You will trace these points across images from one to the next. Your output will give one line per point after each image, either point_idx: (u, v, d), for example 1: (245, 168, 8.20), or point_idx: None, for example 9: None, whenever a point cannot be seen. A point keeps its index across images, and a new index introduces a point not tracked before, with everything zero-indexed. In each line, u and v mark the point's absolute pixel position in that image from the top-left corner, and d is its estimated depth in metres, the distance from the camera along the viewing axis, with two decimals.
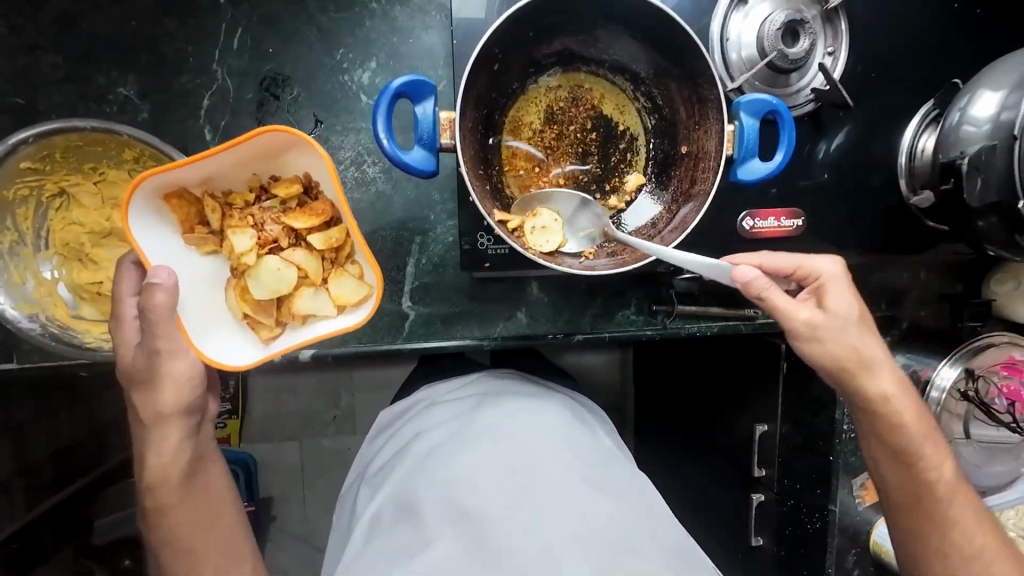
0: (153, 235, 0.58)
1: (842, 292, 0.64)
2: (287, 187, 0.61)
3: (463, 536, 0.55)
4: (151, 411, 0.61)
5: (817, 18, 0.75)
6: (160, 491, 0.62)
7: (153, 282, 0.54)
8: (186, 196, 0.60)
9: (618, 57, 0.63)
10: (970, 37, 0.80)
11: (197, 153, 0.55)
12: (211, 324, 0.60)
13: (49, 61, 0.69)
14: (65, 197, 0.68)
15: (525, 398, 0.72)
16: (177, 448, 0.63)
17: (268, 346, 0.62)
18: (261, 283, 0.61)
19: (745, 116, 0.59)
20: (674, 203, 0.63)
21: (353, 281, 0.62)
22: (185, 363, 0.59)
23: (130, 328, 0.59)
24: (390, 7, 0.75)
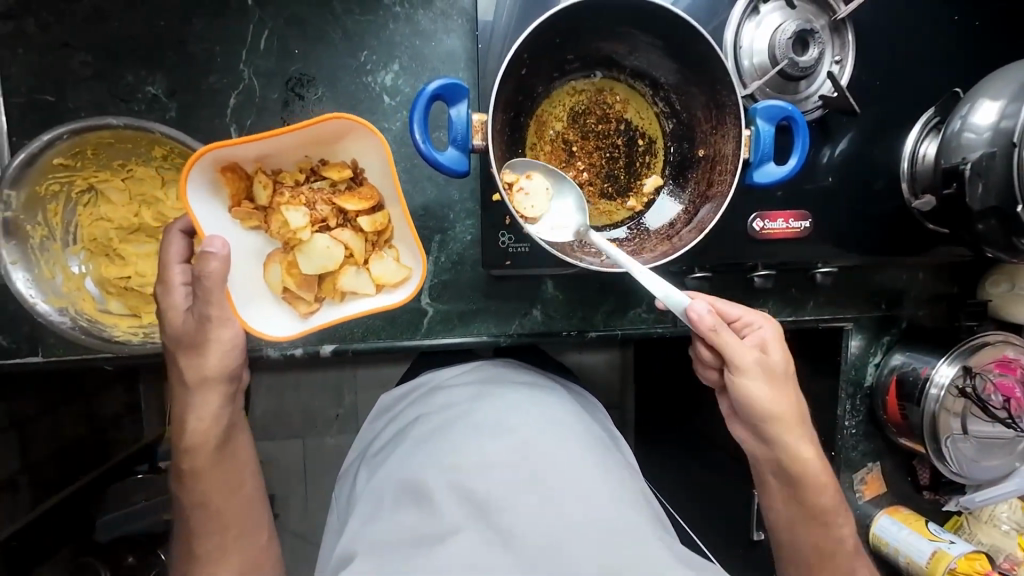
0: (207, 206, 0.59)
1: (769, 345, 0.69)
2: (338, 171, 0.64)
3: (469, 515, 0.56)
4: (196, 374, 0.62)
5: (826, 28, 0.78)
6: (198, 454, 0.63)
7: (207, 251, 0.55)
8: (239, 171, 0.61)
9: (639, 63, 0.65)
10: (968, 47, 0.83)
11: (263, 132, 0.57)
12: (252, 299, 0.62)
13: (79, 59, 0.70)
14: (93, 193, 0.70)
15: (527, 388, 0.74)
16: (216, 413, 0.64)
17: (306, 320, 0.65)
18: (310, 259, 0.63)
19: (761, 121, 0.62)
20: (692, 205, 0.65)
21: (394, 263, 0.65)
22: (231, 330, 0.61)
23: (179, 294, 0.61)
24: (413, 11, 0.77)
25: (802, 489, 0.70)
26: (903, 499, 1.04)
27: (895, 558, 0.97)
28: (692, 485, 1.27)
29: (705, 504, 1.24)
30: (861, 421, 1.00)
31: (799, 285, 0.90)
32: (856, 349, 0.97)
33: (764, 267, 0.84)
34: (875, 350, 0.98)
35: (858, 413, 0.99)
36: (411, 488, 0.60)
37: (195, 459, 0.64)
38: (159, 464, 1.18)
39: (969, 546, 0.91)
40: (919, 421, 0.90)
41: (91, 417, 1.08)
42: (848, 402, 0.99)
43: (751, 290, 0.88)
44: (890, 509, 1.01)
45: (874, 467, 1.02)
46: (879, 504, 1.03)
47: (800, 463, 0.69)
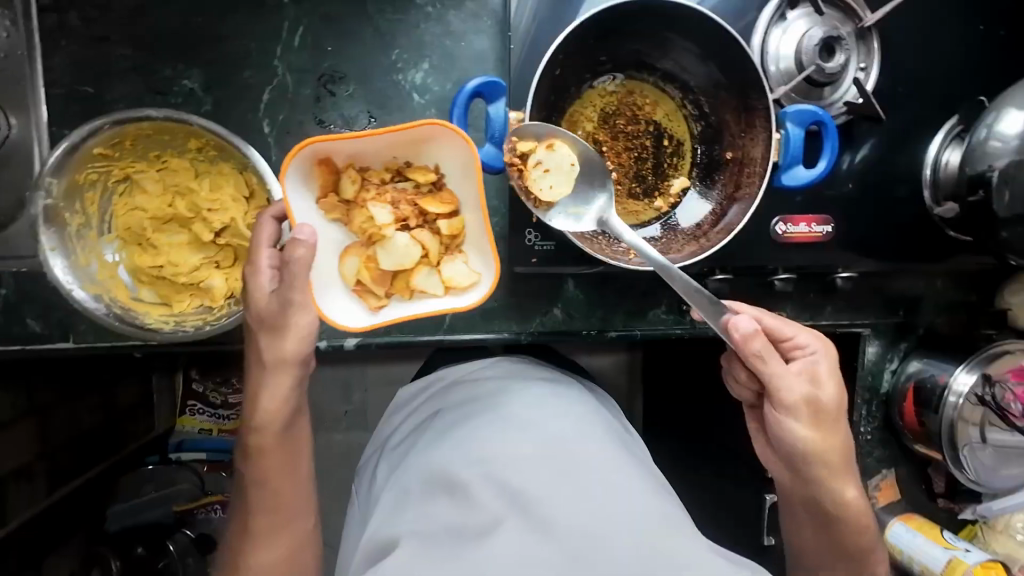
0: (298, 194, 0.60)
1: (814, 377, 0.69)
2: (422, 173, 0.64)
3: (506, 506, 0.56)
4: (273, 356, 0.62)
5: (851, 35, 0.79)
6: (265, 434, 0.64)
7: (297, 238, 0.56)
8: (331, 165, 0.63)
9: (669, 66, 0.66)
10: (992, 56, 0.84)
11: (363, 129, 0.58)
12: (329, 288, 0.63)
13: (119, 53, 0.72)
14: (129, 184, 0.71)
15: (548, 385, 0.75)
16: (287, 396, 0.65)
17: (374, 315, 0.65)
18: (390, 255, 0.64)
19: (791, 125, 0.62)
20: (719, 207, 0.66)
21: (465, 266, 0.65)
22: (308, 317, 0.61)
23: (264, 276, 0.61)
24: (444, 11, 0.78)
25: (838, 523, 0.71)
26: (917, 506, 1.03)
27: (909, 565, 0.97)
28: (703, 489, 1.27)
29: (715, 508, 1.24)
30: (877, 428, 1.00)
31: (817, 290, 0.91)
32: (873, 355, 0.97)
33: (785, 271, 0.84)
34: (892, 357, 0.98)
35: (874, 419, 1.00)
36: (444, 481, 0.60)
37: (261, 437, 0.65)
38: (169, 457, 1.21)
39: (985, 555, 0.90)
40: (938, 427, 0.90)
41: (108, 407, 1.09)
42: (864, 407, 0.99)
43: (771, 294, 0.89)
44: (904, 516, 1.01)
45: (888, 474, 1.02)
46: (894, 511, 1.02)
47: (843, 506, 0.70)
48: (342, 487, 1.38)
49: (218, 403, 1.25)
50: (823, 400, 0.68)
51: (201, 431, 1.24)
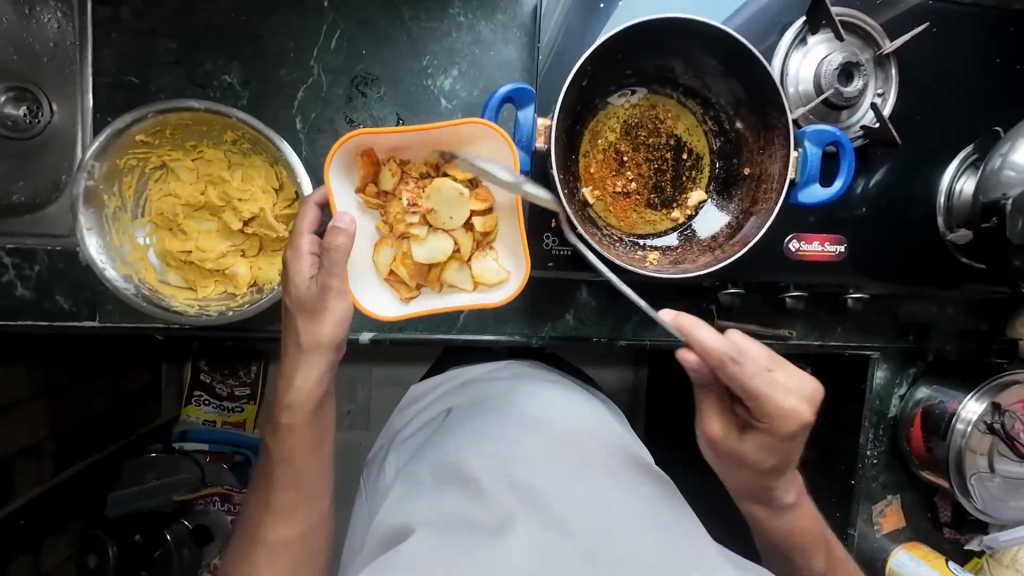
0: (340, 183, 0.62)
1: (786, 442, 0.67)
2: (462, 170, 0.65)
3: (518, 501, 0.57)
4: (310, 339, 0.65)
5: (870, 61, 0.81)
6: (296, 413, 0.66)
7: (336, 226, 0.59)
8: (373, 156, 0.64)
9: (692, 82, 0.68)
10: (1008, 89, 0.86)
11: (406, 126, 0.59)
12: (363, 276, 0.65)
13: (165, 46, 0.75)
14: (165, 170, 0.74)
15: (559, 387, 0.76)
16: (319, 379, 0.67)
17: (406, 305, 0.66)
18: (425, 249, 0.65)
19: (809, 144, 0.64)
20: (735, 220, 0.68)
21: (496, 263, 0.66)
22: (343, 304, 0.64)
23: (305, 262, 0.63)
24: (475, 22, 0.81)
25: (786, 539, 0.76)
26: (921, 535, 1.02)
27: None
28: (703, 507, 1.26)
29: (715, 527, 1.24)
30: (883, 451, 1.00)
31: (827, 310, 0.91)
32: (881, 379, 0.97)
33: (796, 288, 0.86)
34: (900, 381, 0.98)
35: (880, 442, 1.00)
36: (455, 474, 0.61)
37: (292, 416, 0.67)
38: (173, 446, 1.24)
39: None
40: (945, 454, 0.90)
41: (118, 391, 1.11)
42: (871, 430, 0.99)
43: (781, 311, 0.90)
44: (908, 544, 1.00)
45: (893, 500, 1.01)
46: (898, 539, 1.01)
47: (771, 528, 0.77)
48: (342, 486, 1.38)
49: (223, 395, 1.26)
50: (775, 461, 0.70)
51: (205, 422, 1.26)
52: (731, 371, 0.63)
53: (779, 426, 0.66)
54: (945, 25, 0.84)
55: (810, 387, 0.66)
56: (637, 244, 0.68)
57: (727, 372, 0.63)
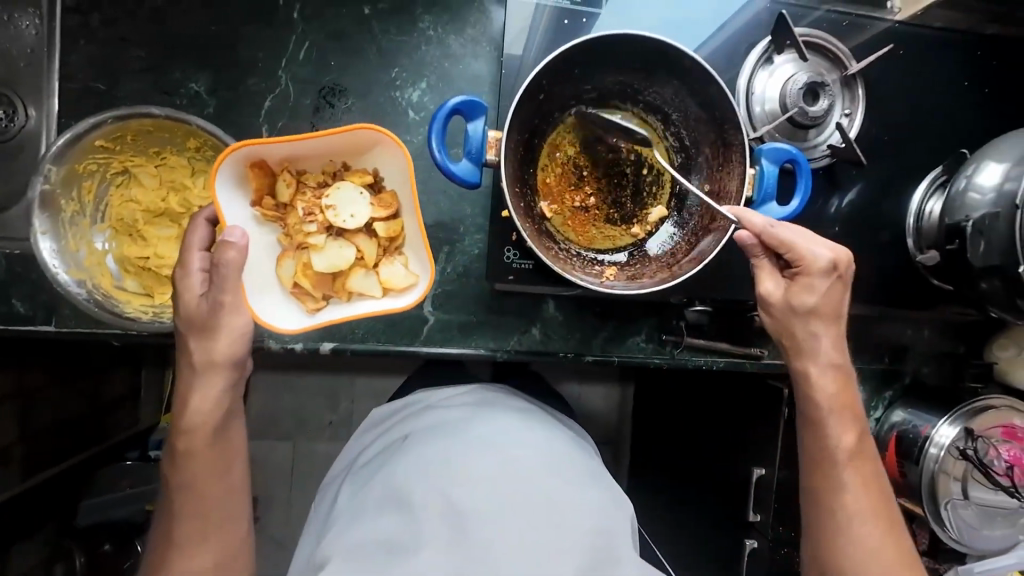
0: (232, 200, 0.65)
1: (824, 286, 0.67)
2: (359, 177, 0.69)
3: (453, 535, 0.58)
4: (203, 357, 0.66)
5: (837, 81, 0.81)
6: (195, 436, 0.67)
7: (228, 240, 0.60)
8: (267, 167, 0.67)
9: (652, 98, 0.68)
10: (979, 113, 0.85)
11: (294, 135, 0.63)
12: (264, 289, 0.68)
13: (134, 54, 0.76)
14: (127, 176, 0.74)
15: (519, 412, 0.75)
16: (218, 396, 0.68)
17: (312, 316, 0.69)
18: (324, 257, 0.68)
19: (767, 162, 0.64)
20: (693, 236, 0.67)
21: (403, 268, 0.69)
22: (241, 318, 0.66)
23: (195, 279, 0.65)
24: (445, 36, 0.82)
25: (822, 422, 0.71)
26: None
27: None
28: (682, 529, 1.23)
29: (694, 550, 1.20)
30: None
31: None
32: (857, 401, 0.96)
33: None
34: (877, 404, 0.96)
35: None
36: (392, 498, 0.62)
37: (191, 440, 0.68)
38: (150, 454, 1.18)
39: None
40: (919, 480, 0.87)
41: (95, 395, 1.10)
42: None
43: (750, 329, 0.90)
44: None
45: None
46: None
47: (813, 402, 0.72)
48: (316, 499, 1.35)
49: None
50: (819, 306, 0.68)
51: None
52: (775, 232, 0.62)
53: (837, 367, 0.71)
54: (914, 48, 0.84)
55: (835, 247, 0.66)
56: (592, 258, 0.68)
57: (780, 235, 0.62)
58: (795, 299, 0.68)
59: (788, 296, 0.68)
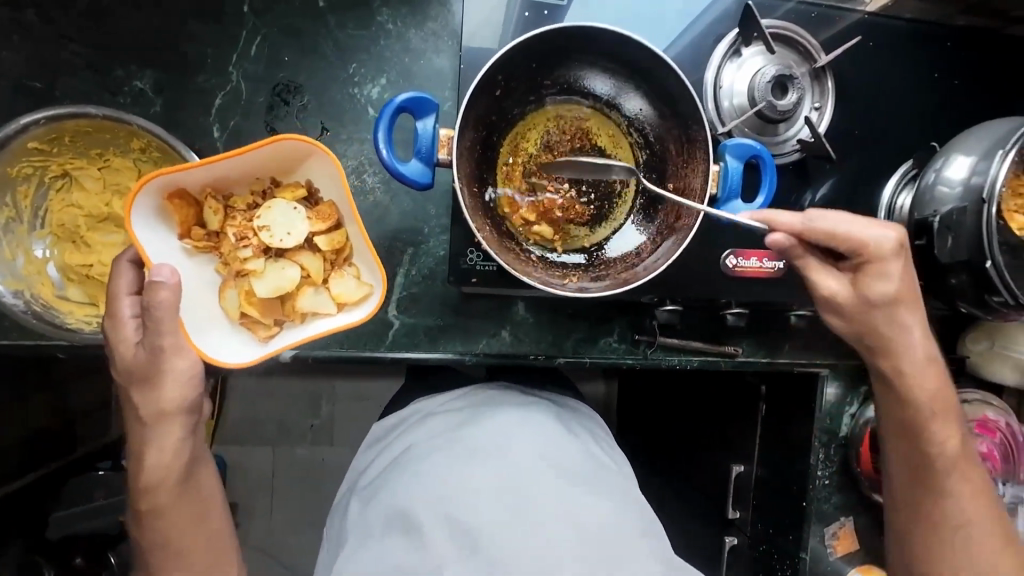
0: (156, 236, 0.63)
1: (896, 267, 0.66)
2: (291, 192, 0.68)
3: (460, 549, 0.59)
4: (153, 409, 0.65)
5: (807, 74, 0.79)
6: (159, 491, 0.66)
7: (157, 281, 0.58)
8: (187, 197, 0.65)
9: (615, 93, 0.65)
10: (949, 105, 0.84)
11: (208, 157, 0.61)
12: (206, 325, 0.66)
13: (72, 51, 0.72)
14: (67, 180, 0.70)
15: (517, 410, 0.74)
16: (177, 446, 0.67)
17: (266, 344, 0.68)
18: (266, 282, 0.67)
19: (731, 158, 0.62)
20: (659, 236, 0.65)
21: (353, 281, 0.68)
22: (187, 360, 0.64)
23: (129, 327, 0.62)
24: (405, 30, 0.79)
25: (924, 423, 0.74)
26: (876, 558, 0.99)
27: None
28: (665, 528, 1.22)
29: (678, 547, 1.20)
30: (834, 472, 0.97)
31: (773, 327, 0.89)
32: (832, 397, 0.96)
33: (737, 305, 0.84)
34: (851, 400, 0.96)
35: (831, 463, 0.97)
36: (399, 516, 0.62)
37: (155, 496, 0.68)
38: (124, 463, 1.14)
39: None
40: None
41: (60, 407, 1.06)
42: (822, 451, 0.96)
43: (723, 327, 0.88)
44: (863, 567, 0.97)
45: (847, 522, 0.98)
46: (852, 561, 0.99)
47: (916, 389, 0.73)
48: (293, 508, 1.32)
49: None
50: (897, 292, 0.67)
51: None
52: (817, 226, 0.62)
53: (930, 359, 0.73)
54: (885, 41, 0.83)
55: (897, 229, 0.65)
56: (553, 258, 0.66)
57: (819, 228, 0.62)
58: (867, 290, 0.67)
59: (858, 289, 0.67)
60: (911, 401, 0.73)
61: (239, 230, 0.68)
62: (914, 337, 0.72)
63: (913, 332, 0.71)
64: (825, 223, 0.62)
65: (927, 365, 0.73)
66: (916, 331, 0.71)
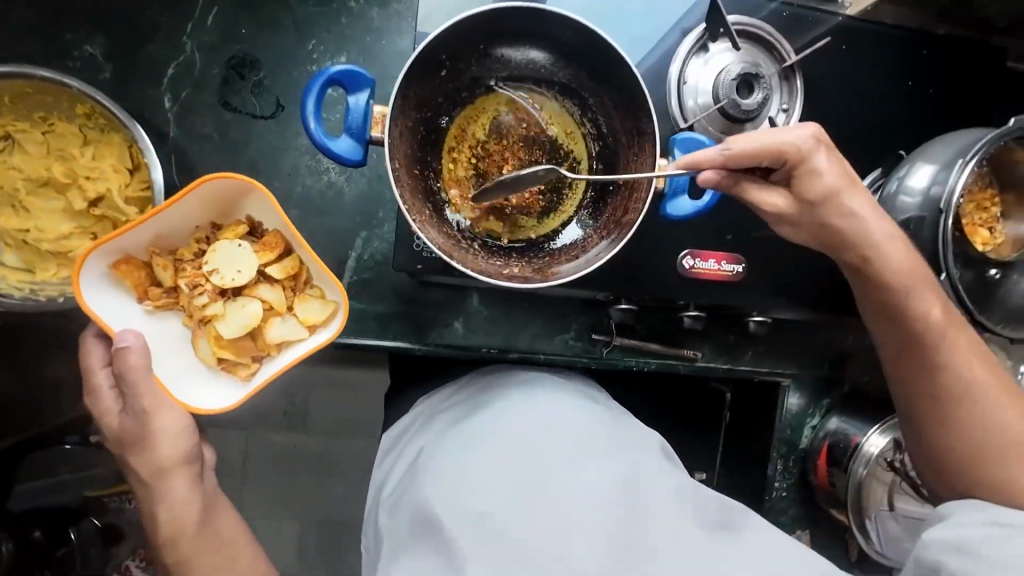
0: (111, 305, 0.64)
1: (824, 161, 0.62)
2: (233, 230, 0.68)
3: (483, 538, 0.54)
4: (150, 469, 0.63)
5: (775, 75, 0.77)
6: (178, 543, 0.64)
7: (123, 347, 0.59)
8: (134, 260, 0.65)
9: (568, 81, 0.64)
10: (923, 115, 0.82)
11: (140, 216, 0.61)
12: (185, 376, 0.67)
13: (21, 12, 0.70)
14: (8, 142, 0.69)
15: (517, 389, 0.72)
16: (187, 498, 0.65)
17: (249, 382, 0.68)
18: (230, 323, 0.67)
19: (679, 153, 0.65)
20: (605, 230, 0.63)
21: (318, 301, 0.68)
22: (171, 416, 0.62)
23: (108, 397, 0.64)
24: (368, 9, 0.77)
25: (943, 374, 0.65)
26: None
27: None
28: None
29: None
30: (790, 484, 0.95)
31: (735, 332, 0.88)
32: (794, 408, 0.93)
33: (695, 307, 0.82)
34: (813, 412, 0.94)
35: (789, 475, 0.94)
36: (424, 518, 0.57)
37: (177, 548, 0.65)
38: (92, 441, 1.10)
39: None
40: (846, 489, 0.87)
41: None
42: (779, 463, 0.93)
43: (679, 330, 0.86)
44: None
45: (802, 536, 0.96)
46: None
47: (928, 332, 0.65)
48: (261, 497, 1.26)
49: None
50: (836, 184, 0.63)
51: None
52: (736, 150, 0.58)
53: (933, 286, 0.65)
54: (861, 45, 0.81)
55: (811, 125, 0.62)
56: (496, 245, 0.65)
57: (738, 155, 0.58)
58: (806, 193, 0.63)
59: (796, 193, 0.64)
60: (920, 356, 0.66)
61: (191, 283, 0.67)
62: (876, 224, 0.65)
63: (870, 216, 0.65)
64: (743, 145, 0.59)
65: (887, 238, 0.65)
66: (873, 211, 0.64)
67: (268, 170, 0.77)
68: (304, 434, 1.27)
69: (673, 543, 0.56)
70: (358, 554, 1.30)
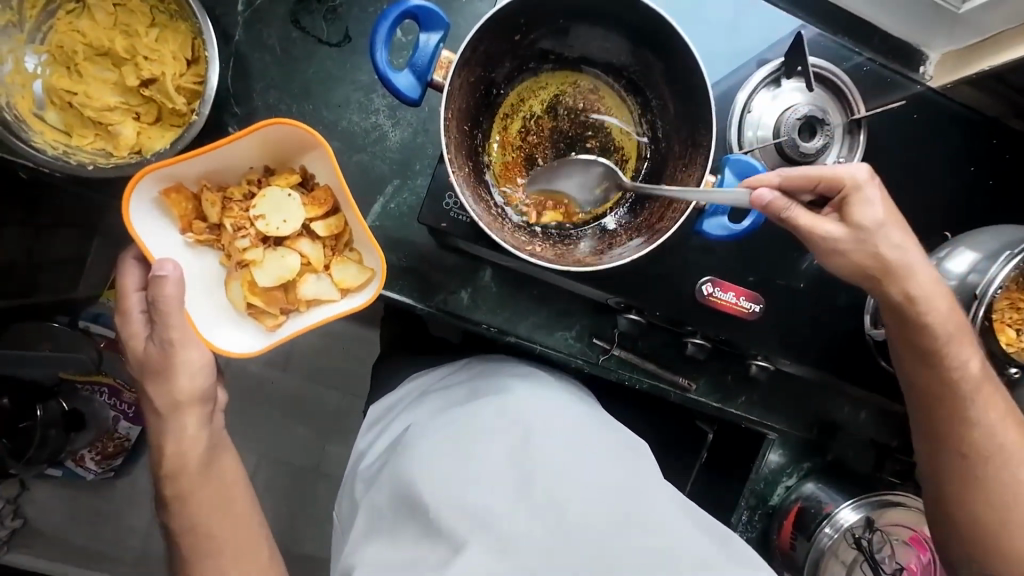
0: (153, 229, 0.64)
1: (875, 193, 0.63)
2: (286, 178, 0.68)
3: (473, 528, 0.54)
4: (167, 400, 0.64)
5: (840, 126, 0.75)
6: (181, 477, 0.64)
7: (161, 275, 0.59)
8: (184, 191, 0.65)
9: (635, 76, 0.65)
10: (978, 205, 0.81)
11: (201, 148, 0.61)
12: (218, 320, 0.67)
13: None
14: (80, 5, 0.70)
15: (520, 378, 0.72)
16: (195, 436, 0.65)
17: (272, 333, 0.68)
18: (267, 271, 0.67)
19: (729, 174, 0.65)
20: (635, 231, 0.63)
21: (355, 266, 0.67)
22: (197, 353, 0.63)
23: (137, 322, 0.64)
24: None
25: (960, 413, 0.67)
26: None
27: None
28: None
29: None
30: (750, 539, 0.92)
31: (734, 374, 0.85)
32: (773, 464, 0.91)
33: (700, 335, 0.81)
34: (791, 472, 0.92)
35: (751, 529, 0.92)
36: (410, 500, 0.58)
37: (178, 484, 0.65)
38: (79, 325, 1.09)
39: None
40: (806, 556, 0.85)
41: None
42: (744, 513, 0.91)
43: (682, 358, 0.84)
44: None
45: None
46: None
47: (955, 379, 0.66)
48: (230, 423, 1.24)
49: None
50: (884, 216, 0.63)
51: None
52: (793, 174, 0.61)
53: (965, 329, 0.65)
54: (932, 120, 0.79)
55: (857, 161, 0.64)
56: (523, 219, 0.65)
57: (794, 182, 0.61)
58: (860, 219, 0.62)
59: (850, 223, 0.63)
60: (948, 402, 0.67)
61: (237, 225, 0.67)
62: (924, 268, 0.64)
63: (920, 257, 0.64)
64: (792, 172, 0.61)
65: (935, 283, 0.65)
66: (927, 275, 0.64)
67: (320, 96, 0.76)
68: (284, 371, 1.26)
69: (674, 550, 0.55)
70: (310, 502, 1.29)
